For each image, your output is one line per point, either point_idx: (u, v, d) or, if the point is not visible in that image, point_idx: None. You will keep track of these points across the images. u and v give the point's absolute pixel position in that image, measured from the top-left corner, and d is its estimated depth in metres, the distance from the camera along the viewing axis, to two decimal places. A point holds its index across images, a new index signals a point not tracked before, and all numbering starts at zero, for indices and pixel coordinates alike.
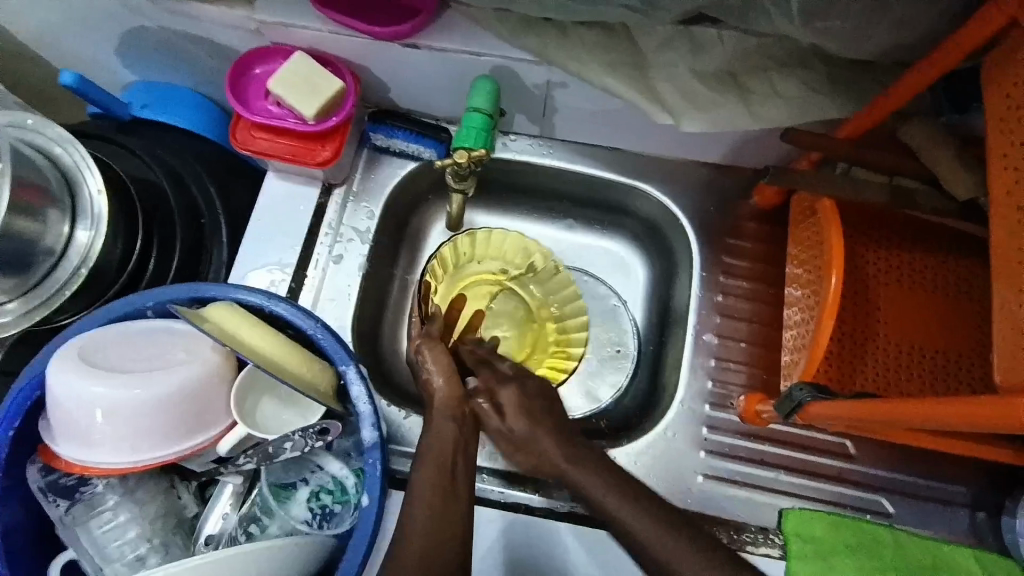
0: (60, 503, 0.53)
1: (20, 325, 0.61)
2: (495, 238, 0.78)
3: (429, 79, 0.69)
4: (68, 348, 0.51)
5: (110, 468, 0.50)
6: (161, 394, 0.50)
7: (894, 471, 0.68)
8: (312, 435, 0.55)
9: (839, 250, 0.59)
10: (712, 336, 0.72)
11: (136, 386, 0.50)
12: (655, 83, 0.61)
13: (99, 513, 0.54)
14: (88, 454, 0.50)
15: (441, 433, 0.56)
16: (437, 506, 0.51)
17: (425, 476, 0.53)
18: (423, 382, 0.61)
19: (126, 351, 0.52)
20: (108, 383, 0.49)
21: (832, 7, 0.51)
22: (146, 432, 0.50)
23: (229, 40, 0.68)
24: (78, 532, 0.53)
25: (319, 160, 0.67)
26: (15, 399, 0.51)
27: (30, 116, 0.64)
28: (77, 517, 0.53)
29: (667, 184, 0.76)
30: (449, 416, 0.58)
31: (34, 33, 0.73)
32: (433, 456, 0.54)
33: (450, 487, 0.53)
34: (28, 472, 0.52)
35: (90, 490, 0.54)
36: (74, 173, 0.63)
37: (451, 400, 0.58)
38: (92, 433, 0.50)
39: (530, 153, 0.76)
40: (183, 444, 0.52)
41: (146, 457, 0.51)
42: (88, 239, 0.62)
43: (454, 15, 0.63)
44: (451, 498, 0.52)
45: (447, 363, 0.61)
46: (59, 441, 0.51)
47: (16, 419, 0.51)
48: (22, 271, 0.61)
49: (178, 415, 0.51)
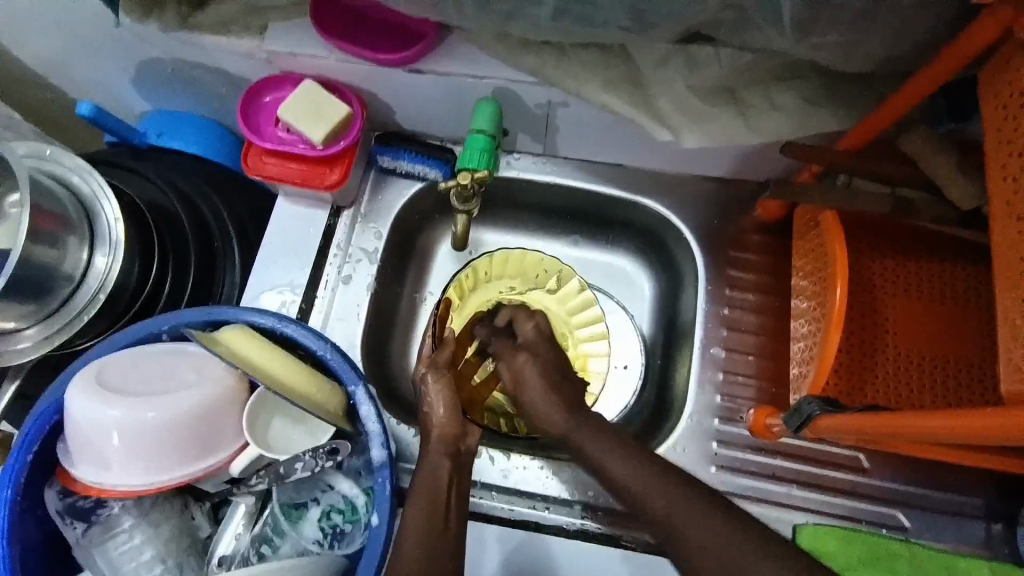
0: (77, 525, 0.53)
1: (39, 350, 0.63)
2: (524, 261, 0.78)
3: (431, 101, 0.70)
4: (86, 371, 0.51)
5: (127, 490, 0.51)
6: (175, 417, 0.51)
7: (910, 484, 0.67)
8: (322, 456, 0.55)
9: (843, 262, 0.59)
10: (720, 349, 0.72)
11: (150, 410, 0.50)
12: (654, 101, 0.62)
13: (116, 534, 0.54)
14: (105, 476, 0.51)
15: (433, 467, 0.55)
16: (429, 541, 0.49)
17: (416, 506, 0.51)
18: (424, 413, 0.59)
19: (142, 373, 0.53)
20: (124, 406, 0.50)
21: (823, 22, 0.50)
22: (160, 454, 0.51)
23: (240, 69, 0.70)
24: (95, 553, 0.54)
25: (328, 184, 0.69)
26: (36, 422, 0.52)
27: (48, 146, 0.66)
28: (93, 539, 0.54)
29: (669, 198, 0.77)
30: (445, 452, 0.56)
31: (53, 67, 0.76)
32: (424, 487, 0.53)
33: (441, 526, 0.51)
34: (46, 494, 0.53)
35: (107, 512, 0.54)
36: (91, 201, 0.64)
37: (449, 434, 0.57)
38: (108, 455, 0.50)
39: (533, 171, 0.77)
40: (196, 465, 0.52)
41: (159, 479, 0.51)
42: (106, 265, 0.64)
43: (456, 40, 0.64)
44: (442, 539, 0.50)
45: (453, 397, 0.59)
46: (77, 462, 0.51)
47: (34, 444, 0.52)
48: (38, 297, 0.62)
49: (191, 437, 0.52)
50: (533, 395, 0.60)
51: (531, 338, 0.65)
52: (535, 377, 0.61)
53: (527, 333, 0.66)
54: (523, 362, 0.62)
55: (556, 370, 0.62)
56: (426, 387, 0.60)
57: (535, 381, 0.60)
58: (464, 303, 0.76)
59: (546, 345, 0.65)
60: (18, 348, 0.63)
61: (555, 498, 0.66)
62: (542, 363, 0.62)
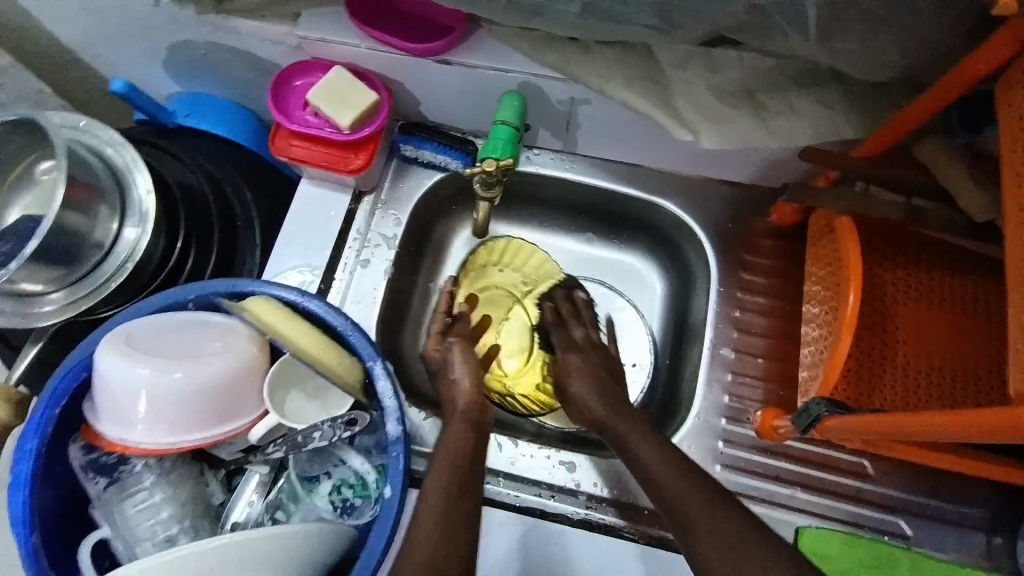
0: (100, 480, 0.54)
1: (62, 316, 0.63)
2: (515, 246, 0.82)
3: (456, 91, 0.71)
4: (114, 333, 0.51)
5: (152, 448, 0.51)
6: (202, 379, 0.51)
7: (913, 493, 0.67)
8: (340, 426, 0.55)
9: (856, 266, 0.60)
10: (729, 350, 0.73)
11: (178, 371, 0.50)
12: (674, 100, 0.62)
13: (135, 492, 0.55)
14: (132, 434, 0.51)
15: (458, 438, 0.59)
16: (447, 508, 0.52)
17: (437, 476, 0.55)
18: (450, 385, 0.65)
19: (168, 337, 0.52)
20: (151, 367, 0.50)
21: (845, 28, 0.50)
22: (185, 415, 0.51)
23: (270, 54, 0.72)
24: (114, 510, 0.54)
25: (352, 168, 0.71)
26: (64, 378, 0.52)
27: (83, 118, 0.66)
28: (112, 497, 0.54)
29: (685, 199, 0.78)
30: (466, 420, 0.61)
31: (88, 47, 0.79)
32: (447, 458, 0.57)
33: (457, 495, 0.53)
34: (69, 450, 0.53)
35: (129, 470, 0.55)
36: (124, 173, 0.65)
37: (472, 408, 0.63)
38: (134, 413, 0.50)
39: (551, 167, 0.78)
40: (220, 428, 0.53)
41: (184, 438, 0.51)
42: (135, 237, 0.65)
43: (484, 34, 0.65)
44: (456, 507, 0.52)
45: (476, 371, 0.67)
46: (103, 420, 0.51)
47: (63, 398, 0.52)
48: (67, 264, 0.62)
49: (215, 401, 0.52)
50: (579, 389, 0.68)
51: (582, 341, 0.73)
52: (583, 376, 0.69)
53: (577, 336, 0.74)
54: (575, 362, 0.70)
55: (604, 370, 0.70)
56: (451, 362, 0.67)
57: (583, 376, 0.69)
58: (469, 281, 0.81)
59: (593, 350, 0.73)
60: (39, 311, 0.63)
61: (559, 488, 0.67)
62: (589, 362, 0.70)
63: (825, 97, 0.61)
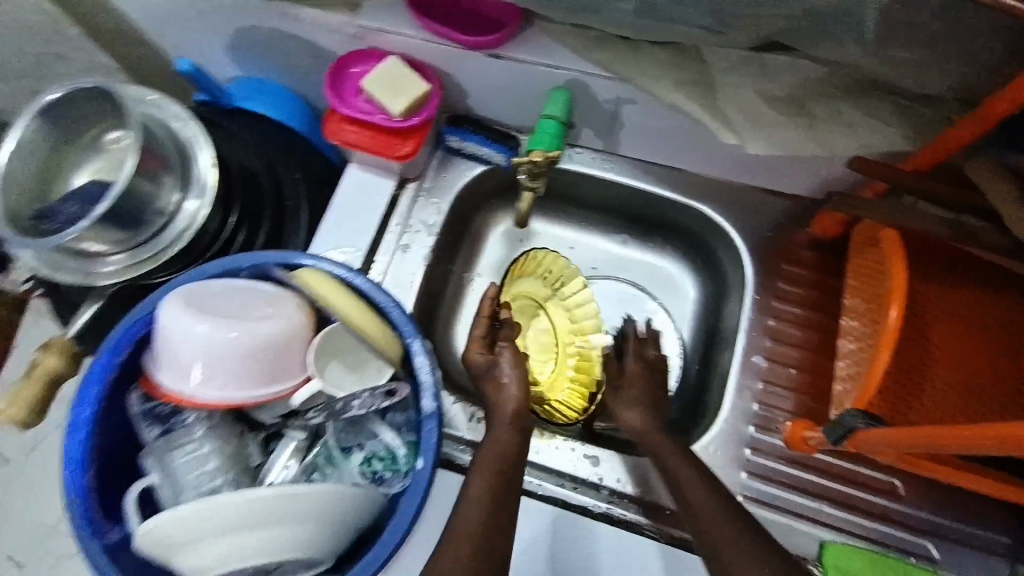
0: (154, 427, 0.57)
1: (121, 277, 0.66)
2: (550, 257, 0.84)
3: (504, 85, 0.73)
4: (178, 291, 0.54)
5: (205, 400, 0.53)
6: (256, 339, 0.53)
7: (943, 515, 0.66)
8: (379, 396, 0.58)
9: (900, 280, 0.59)
10: (761, 358, 0.73)
11: (233, 330, 0.52)
12: (721, 104, 0.62)
13: (185, 443, 0.57)
14: (185, 386, 0.53)
15: (503, 440, 0.62)
16: (491, 507, 0.55)
17: (481, 477, 0.58)
18: (498, 385, 0.67)
19: (224, 299, 0.55)
20: (212, 322, 0.52)
21: (901, 36, 0.50)
22: (236, 372, 0.53)
23: (328, 42, 0.75)
24: (164, 458, 0.57)
25: (399, 155, 0.73)
26: (129, 330, 0.54)
27: (151, 92, 0.69)
28: (163, 445, 0.57)
29: (724, 205, 0.78)
30: (510, 425, 0.64)
31: (157, 28, 0.83)
32: (490, 459, 0.60)
33: (502, 496, 0.57)
34: (129, 398, 0.56)
35: (181, 421, 0.58)
36: (189, 147, 0.68)
37: (520, 411, 0.65)
38: (189, 366, 0.52)
39: (592, 166, 0.79)
40: (265, 389, 0.55)
41: (232, 395, 0.53)
42: (196, 209, 0.68)
43: (536, 30, 0.66)
44: (499, 510, 0.56)
45: (523, 374, 0.68)
46: (160, 372, 0.54)
47: (125, 348, 0.54)
48: (132, 229, 0.65)
49: (265, 361, 0.54)
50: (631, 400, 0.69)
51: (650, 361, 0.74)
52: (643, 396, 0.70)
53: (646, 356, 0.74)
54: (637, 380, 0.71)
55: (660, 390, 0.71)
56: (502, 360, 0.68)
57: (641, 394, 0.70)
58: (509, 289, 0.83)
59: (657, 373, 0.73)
60: (100, 271, 0.66)
61: (583, 480, 0.68)
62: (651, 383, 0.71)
63: (878, 109, 0.60)
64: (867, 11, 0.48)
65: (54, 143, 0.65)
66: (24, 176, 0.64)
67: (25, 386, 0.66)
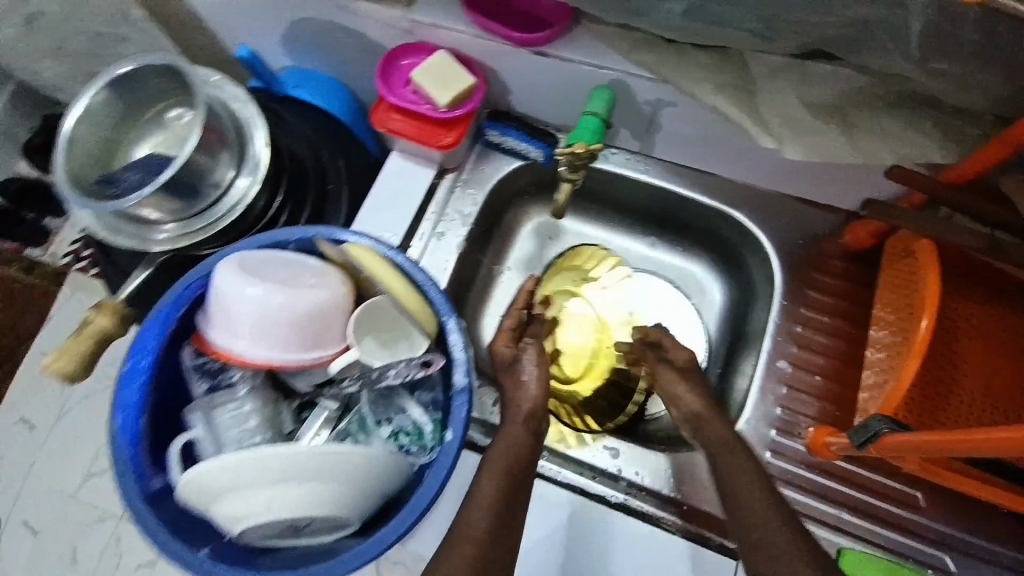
0: (204, 382, 0.60)
1: (172, 245, 0.70)
2: (591, 256, 0.89)
3: (546, 83, 0.75)
4: (235, 256, 0.56)
5: (252, 360, 0.56)
6: (305, 307, 0.56)
7: (964, 531, 0.65)
8: (415, 367, 0.60)
9: (933, 291, 0.59)
10: (786, 364, 0.73)
11: (284, 297, 0.55)
12: (761, 109, 0.63)
13: (229, 400, 0.60)
14: (234, 345, 0.56)
15: (515, 439, 0.63)
16: (499, 509, 0.57)
17: (492, 475, 0.59)
18: (518, 382, 0.69)
19: (275, 267, 0.57)
20: (261, 286, 0.55)
21: (945, 48, 0.51)
22: (283, 335, 0.56)
23: (379, 35, 0.78)
24: (208, 413, 0.59)
25: (442, 145, 0.75)
26: (189, 287, 0.57)
27: (214, 74, 0.73)
28: (209, 401, 0.60)
29: (754, 212, 0.79)
30: (523, 424, 0.65)
31: (217, 16, 0.87)
32: (501, 457, 0.61)
33: (510, 497, 0.59)
34: (182, 352, 0.59)
35: (227, 379, 0.61)
36: (246, 127, 0.72)
37: (536, 410, 0.66)
38: (240, 326, 0.55)
39: (626, 167, 0.81)
40: (308, 354, 0.58)
41: (277, 357, 0.56)
42: (246, 186, 0.72)
43: (583, 31, 0.68)
44: (506, 511, 0.58)
45: (544, 373, 0.69)
46: (213, 330, 0.57)
47: (184, 304, 0.57)
48: (186, 200, 0.69)
49: (311, 328, 0.57)
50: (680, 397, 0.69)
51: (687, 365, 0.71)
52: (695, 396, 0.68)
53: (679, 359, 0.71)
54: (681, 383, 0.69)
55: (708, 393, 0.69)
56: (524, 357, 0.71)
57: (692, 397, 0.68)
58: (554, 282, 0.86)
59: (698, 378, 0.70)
60: (152, 238, 0.70)
61: (602, 471, 0.70)
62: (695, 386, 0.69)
63: (918, 120, 0.60)
64: (912, 21, 0.49)
65: (120, 115, 0.69)
66: (90, 144, 0.68)
67: (73, 341, 0.67)
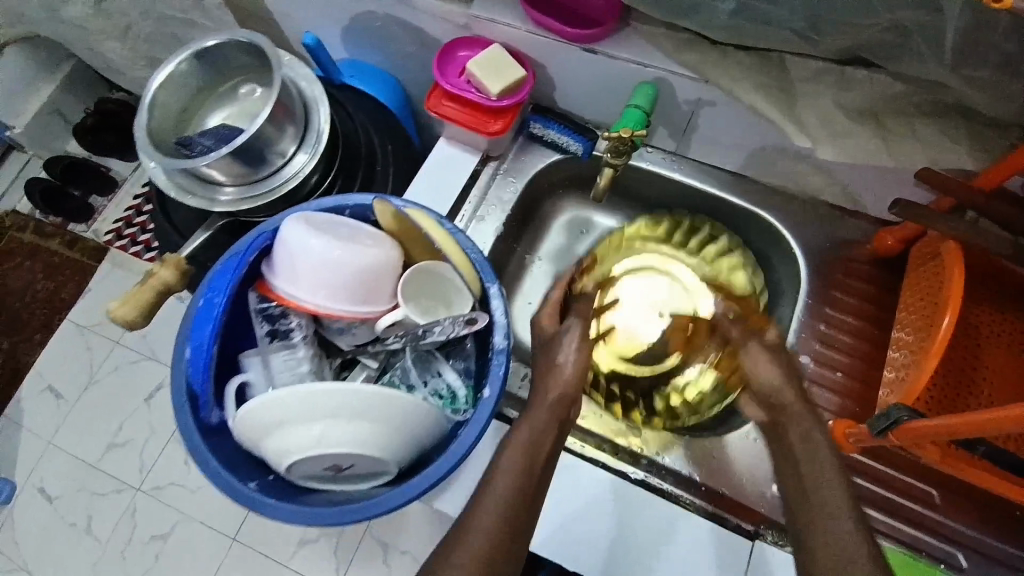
0: (265, 326, 0.63)
1: (232, 208, 0.75)
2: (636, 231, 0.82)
3: (592, 80, 0.79)
4: (301, 212, 0.61)
5: (310, 307, 0.61)
6: (362, 262, 0.60)
7: (978, 531, 0.67)
8: (460, 324, 0.62)
9: (959, 291, 0.62)
10: (808, 359, 0.76)
11: (342, 252, 0.59)
12: (799, 109, 0.66)
13: (284, 345, 0.63)
14: (295, 291, 0.60)
15: (538, 426, 0.62)
16: (520, 492, 0.57)
17: (512, 461, 0.59)
18: (552, 365, 0.67)
19: (336, 226, 0.61)
20: (323, 239, 0.59)
21: (980, 54, 0.54)
22: (340, 287, 0.60)
23: (436, 29, 0.84)
24: (265, 357, 0.63)
25: (490, 131, 0.80)
26: (261, 236, 0.61)
27: (287, 55, 0.79)
28: (268, 344, 0.63)
29: (784, 214, 0.82)
30: (552, 411, 0.63)
31: (284, 7, 0.93)
32: (522, 443, 0.60)
33: (529, 488, 0.58)
34: (248, 295, 0.63)
35: (285, 325, 0.63)
36: (311, 105, 0.77)
37: (565, 398, 0.64)
38: (301, 275, 0.60)
39: (661, 166, 0.85)
40: (360, 306, 0.62)
41: (333, 307, 0.61)
42: (305, 162, 0.76)
43: (631, 32, 0.72)
44: (524, 501, 0.57)
45: (582, 360, 0.67)
46: (276, 278, 0.61)
47: (255, 251, 0.61)
48: (252, 167, 0.74)
49: (365, 283, 0.61)
50: (752, 364, 0.68)
51: (777, 342, 0.69)
52: (773, 363, 0.67)
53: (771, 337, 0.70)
54: (763, 358, 0.68)
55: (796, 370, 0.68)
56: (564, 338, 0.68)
57: (774, 372, 0.67)
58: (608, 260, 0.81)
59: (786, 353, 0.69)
60: (214, 198, 0.74)
61: (624, 449, 0.73)
62: (780, 359, 0.68)
63: (950, 128, 0.64)
64: (948, 27, 0.53)
65: (199, 85, 0.75)
66: (169, 109, 0.74)
67: (139, 289, 0.72)
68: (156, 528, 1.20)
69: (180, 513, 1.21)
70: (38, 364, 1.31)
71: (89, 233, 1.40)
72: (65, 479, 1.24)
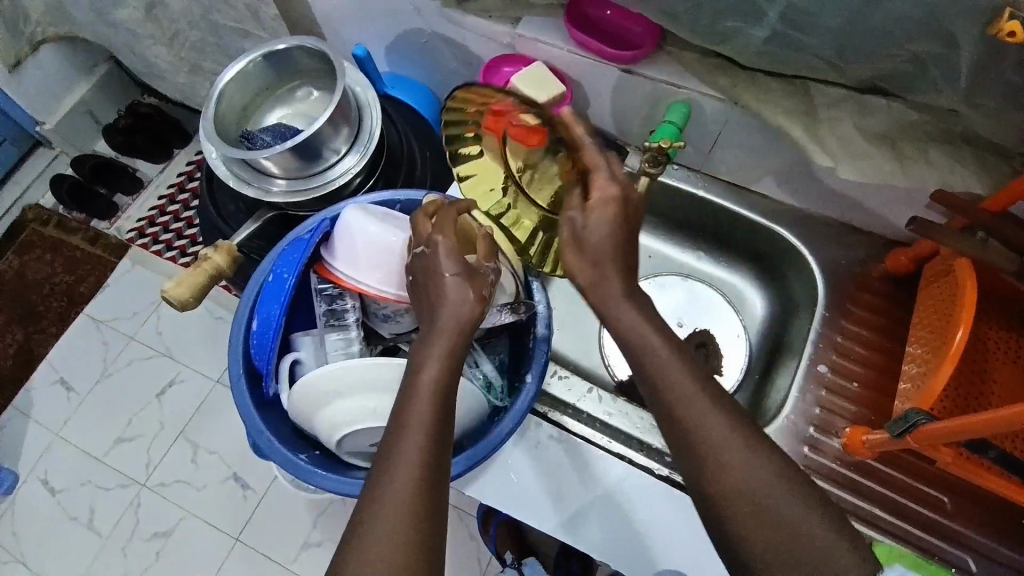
0: (323, 304, 0.69)
1: (283, 200, 0.79)
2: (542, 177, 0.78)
3: (624, 98, 0.84)
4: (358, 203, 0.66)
5: (362, 287, 0.65)
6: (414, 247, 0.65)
7: (988, 537, 0.71)
8: (504, 310, 0.70)
9: (971, 307, 0.66)
10: (826, 368, 0.81)
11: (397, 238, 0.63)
12: (821, 131, 0.71)
13: (340, 327, 0.68)
14: (351, 272, 0.65)
15: (443, 355, 0.52)
16: (434, 431, 0.49)
17: (419, 399, 0.50)
18: (433, 284, 0.55)
19: (391, 216, 0.66)
20: (382, 225, 0.63)
21: (990, 85, 0.59)
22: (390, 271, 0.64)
23: (478, 46, 0.89)
24: (322, 337, 0.69)
25: None
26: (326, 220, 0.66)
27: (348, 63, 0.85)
28: (324, 323, 0.69)
29: (801, 231, 0.86)
30: (455, 333, 0.53)
31: (333, 21, 0.99)
32: (429, 377, 0.51)
33: (443, 424, 0.50)
34: (310, 276, 0.69)
35: (341, 305, 0.69)
36: (365, 110, 0.83)
37: (461, 317, 0.54)
38: (359, 257, 0.64)
39: (685, 183, 0.90)
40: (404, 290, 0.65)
41: (383, 288, 0.65)
42: (354, 163, 0.81)
43: (665, 55, 0.78)
44: (441, 435, 0.49)
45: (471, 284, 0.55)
46: (335, 260, 0.66)
47: (318, 234, 0.66)
48: (305, 164, 0.79)
49: None
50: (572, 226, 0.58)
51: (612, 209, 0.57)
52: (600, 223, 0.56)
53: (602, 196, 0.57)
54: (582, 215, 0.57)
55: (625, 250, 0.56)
56: (432, 255, 0.56)
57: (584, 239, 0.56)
58: (520, 202, 0.82)
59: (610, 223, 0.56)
60: (266, 189, 0.79)
61: (649, 446, 0.75)
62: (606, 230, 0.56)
63: (961, 154, 0.68)
64: (962, 62, 0.58)
65: (264, 84, 0.82)
66: (235, 103, 0.80)
67: (191, 272, 0.76)
68: (159, 525, 1.21)
69: (181, 510, 1.22)
70: (51, 355, 1.34)
71: (112, 230, 1.43)
72: (67, 471, 1.25)
